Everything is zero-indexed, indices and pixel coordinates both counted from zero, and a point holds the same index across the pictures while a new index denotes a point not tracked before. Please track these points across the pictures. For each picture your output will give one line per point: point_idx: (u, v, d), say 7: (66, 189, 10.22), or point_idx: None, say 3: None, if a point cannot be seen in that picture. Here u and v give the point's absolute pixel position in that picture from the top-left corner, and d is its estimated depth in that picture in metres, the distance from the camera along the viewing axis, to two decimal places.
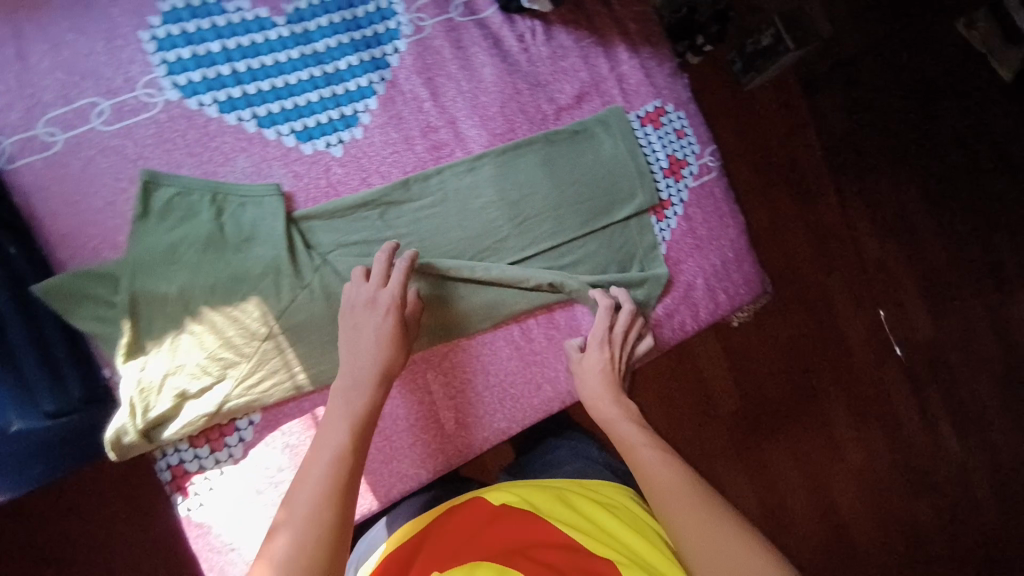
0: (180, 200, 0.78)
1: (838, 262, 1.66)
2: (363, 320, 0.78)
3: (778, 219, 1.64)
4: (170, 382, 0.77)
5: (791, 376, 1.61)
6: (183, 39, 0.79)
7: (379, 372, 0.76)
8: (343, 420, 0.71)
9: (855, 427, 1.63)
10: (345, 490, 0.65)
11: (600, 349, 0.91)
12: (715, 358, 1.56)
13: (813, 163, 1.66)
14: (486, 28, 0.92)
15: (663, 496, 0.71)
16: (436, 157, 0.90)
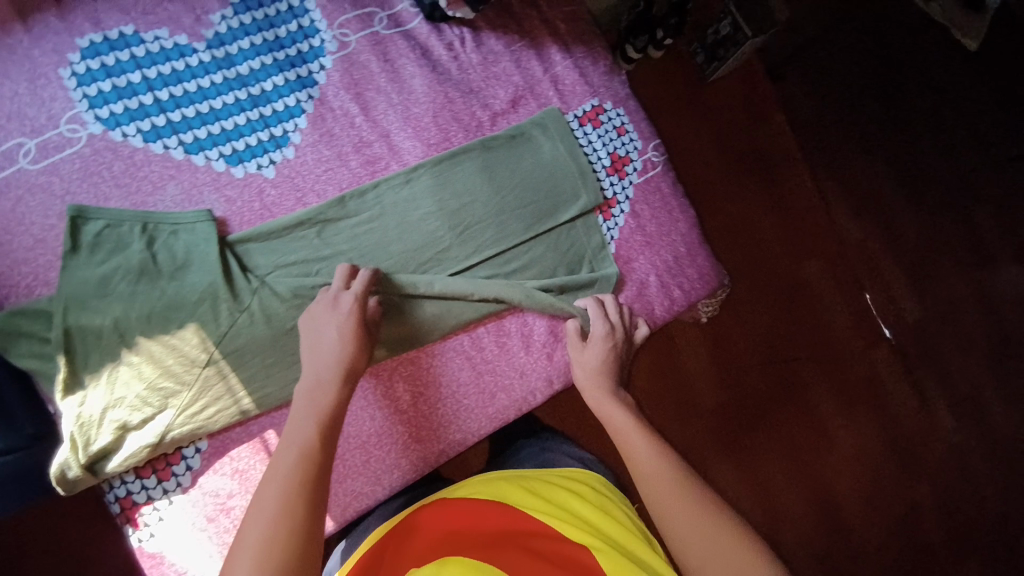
0: (110, 232, 0.78)
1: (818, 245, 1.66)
2: (324, 318, 0.77)
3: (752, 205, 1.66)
4: (111, 414, 0.77)
5: (775, 366, 1.59)
6: (103, 71, 0.79)
7: (344, 368, 0.72)
8: (310, 417, 0.67)
9: (846, 416, 1.60)
10: (314, 487, 0.60)
11: (603, 340, 0.90)
12: (697, 348, 1.56)
13: (784, 145, 1.69)
14: (413, 39, 0.93)
15: (657, 493, 0.67)
16: (372, 172, 0.90)
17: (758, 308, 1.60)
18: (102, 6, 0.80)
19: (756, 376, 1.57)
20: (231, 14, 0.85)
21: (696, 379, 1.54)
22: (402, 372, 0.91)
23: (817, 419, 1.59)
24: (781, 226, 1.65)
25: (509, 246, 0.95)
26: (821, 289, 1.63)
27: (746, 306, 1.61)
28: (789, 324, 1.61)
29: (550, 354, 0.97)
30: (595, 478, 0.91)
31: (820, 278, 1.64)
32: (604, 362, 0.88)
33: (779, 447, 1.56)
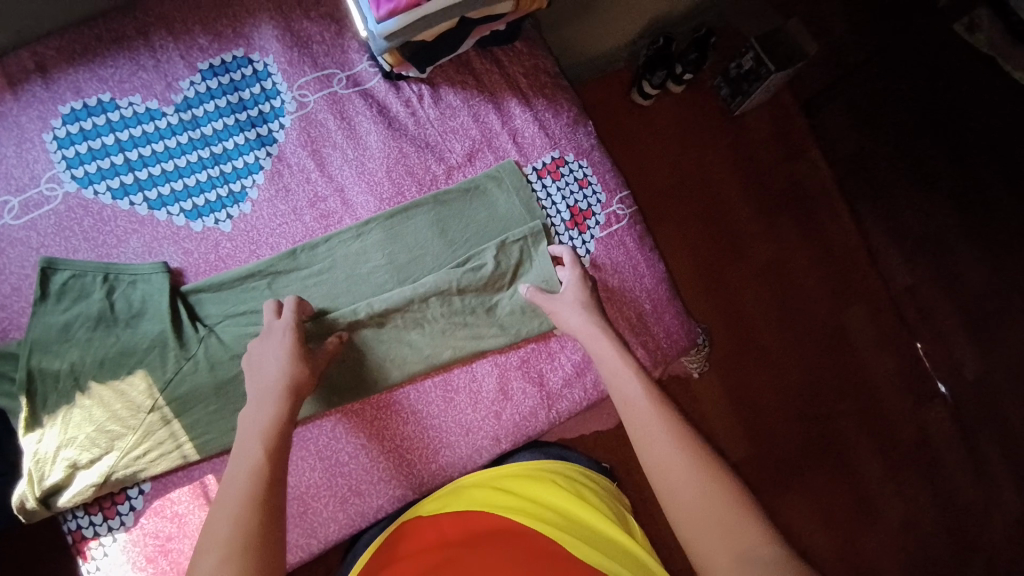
0: (75, 281, 0.83)
1: (862, 295, 1.64)
2: (265, 348, 0.80)
3: (784, 252, 1.64)
4: (63, 452, 0.82)
5: (807, 417, 1.56)
6: (81, 135, 0.87)
7: (286, 385, 0.75)
8: (256, 433, 0.69)
9: (893, 479, 1.56)
10: (267, 492, 0.62)
11: (581, 281, 0.91)
12: (718, 398, 1.54)
13: (824, 186, 1.68)
14: (371, 97, 0.96)
15: (668, 486, 0.64)
16: (325, 226, 0.93)
17: (790, 355, 1.59)
18: (82, 75, 0.88)
19: (785, 429, 1.55)
20: (200, 79, 0.91)
21: (715, 428, 1.52)
22: (344, 427, 0.91)
23: (859, 479, 1.55)
24: (821, 274, 1.64)
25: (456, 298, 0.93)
26: (862, 340, 1.62)
27: (774, 354, 1.59)
28: (832, 373, 1.59)
29: (498, 412, 0.95)
30: (577, 466, 0.93)
31: (865, 324, 1.63)
32: (585, 295, 0.90)
33: (806, 500, 1.52)
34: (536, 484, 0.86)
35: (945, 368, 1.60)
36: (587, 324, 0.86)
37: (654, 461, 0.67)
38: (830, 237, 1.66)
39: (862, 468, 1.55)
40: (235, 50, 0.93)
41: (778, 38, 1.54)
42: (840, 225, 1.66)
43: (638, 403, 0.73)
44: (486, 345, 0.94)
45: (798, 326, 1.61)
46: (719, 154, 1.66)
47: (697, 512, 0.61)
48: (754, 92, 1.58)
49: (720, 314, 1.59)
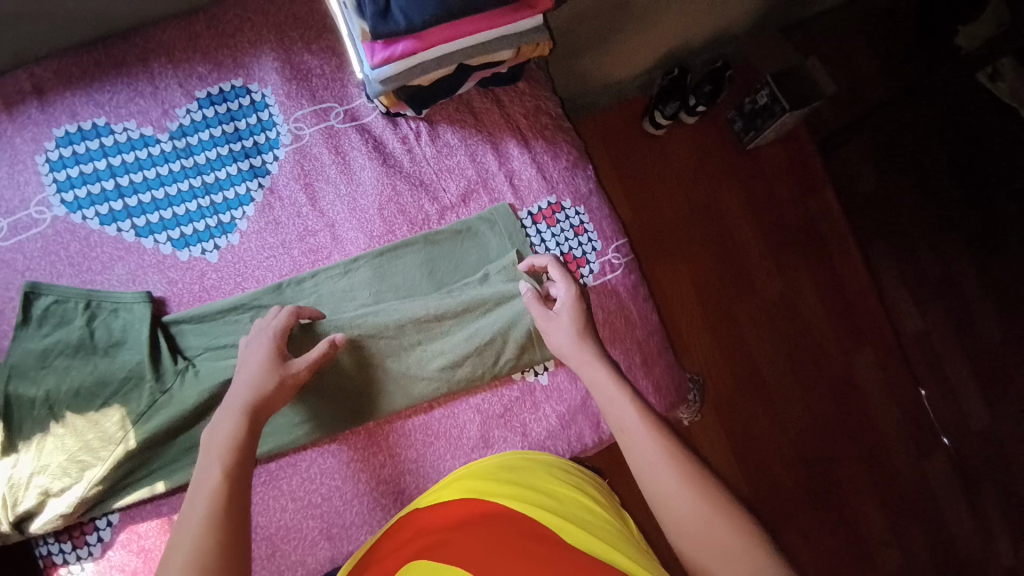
0: (57, 307, 0.83)
1: (871, 336, 1.60)
2: (246, 358, 0.79)
3: (791, 291, 1.60)
4: (36, 479, 0.80)
5: (805, 463, 1.52)
6: (74, 159, 0.87)
7: (248, 400, 0.73)
8: (217, 452, 0.67)
9: (891, 530, 1.52)
10: (229, 516, 0.60)
11: (575, 300, 0.87)
12: (715, 440, 1.51)
13: (836, 226, 1.64)
14: (367, 133, 0.95)
15: (667, 509, 0.65)
16: (313, 261, 0.92)
17: (793, 398, 1.55)
18: (78, 99, 0.88)
19: (783, 476, 1.51)
20: (196, 108, 0.91)
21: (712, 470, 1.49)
22: (319, 467, 0.89)
23: (855, 530, 1.51)
24: (830, 315, 1.60)
25: (436, 325, 0.91)
26: (873, 386, 1.58)
27: (775, 399, 1.54)
28: (835, 418, 1.55)
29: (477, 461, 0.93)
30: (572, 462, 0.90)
31: (870, 368, 1.59)
32: (579, 319, 0.86)
33: (805, 550, 1.48)
34: (536, 474, 0.82)
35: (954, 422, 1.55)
36: (580, 349, 0.83)
37: (653, 488, 0.67)
38: (841, 278, 1.62)
39: (862, 518, 1.51)
40: (234, 79, 0.92)
41: (796, 75, 1.51)
42: (851, 267, 1.63)
43: (634, 428, 0.72)
44: (462, 381, 0.92)
45: (801, 370, 1.57)
46: (729, 191, 1.63)
47: (697, 533, 0.62)
48: (768, 128, 1.54)
49: (721, 355, 1.55)
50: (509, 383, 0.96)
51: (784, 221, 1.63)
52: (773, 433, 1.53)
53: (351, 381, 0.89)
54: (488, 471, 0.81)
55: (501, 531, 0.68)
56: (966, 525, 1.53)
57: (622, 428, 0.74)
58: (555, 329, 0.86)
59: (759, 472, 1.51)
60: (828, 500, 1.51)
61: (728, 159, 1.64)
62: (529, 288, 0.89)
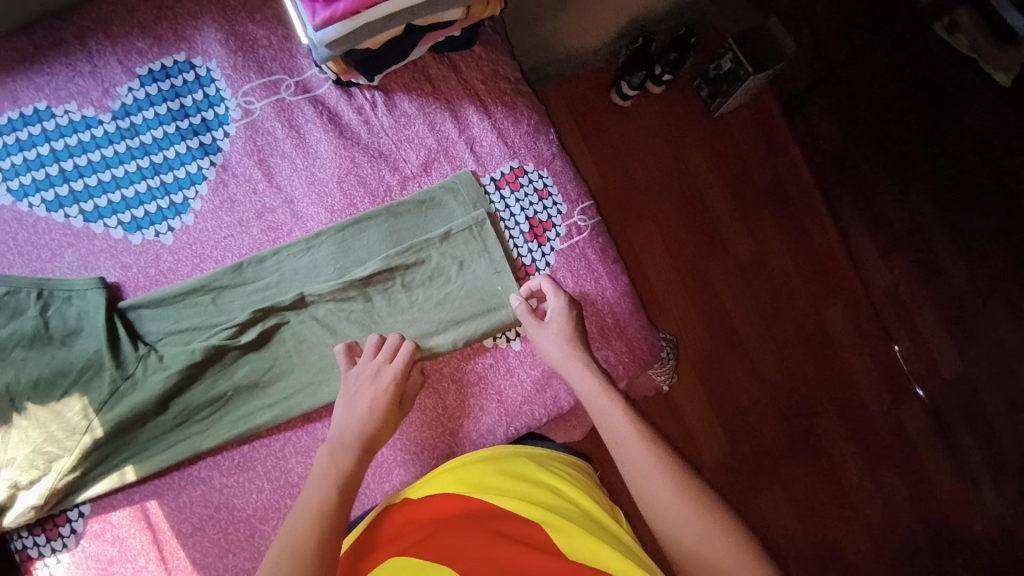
0: (8, 298, 0.80)
1: (843, 293, 1.63)
2: (362, 387, 0.82)
3: (764, 249, 1.62)
4: (3, 474, 0.78)
5: (784, 418, 1.56)
6: (16, 145, 0.84)
7: (363, 441, 0.77)
8: (327, 480, 0.71)
9: (871, 480, 1.57)
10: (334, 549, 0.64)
11: (566, 311, 0.89)
12: (696, 399, 1.53)
13: (802, 183, 1.65)
14: (321, 105, 0.92)
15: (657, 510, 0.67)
16: (273, 239, 0.90)
17: (769, 357, 1.57)
18: (18, 84, 0.85)
19: (765, 432, 1.54)
20: (139, 86, 0.87)
21: (694, 431, 1.51)
22: (292, 446, 0.87)
23: (836, 481, 1.55)
24: (800, 271, 1.62)
25: (402, 293, 0.90)
26: (842, 334, 1.61)
27: (753, 358, 1.57)
28: (812, 375, 1.59)
29: (454, 430, 0.93)
30: (565, 453, 0.89)
31: (844, 321, 1.62)
32: (570, 331, 0.87)
33: (788, 506, 1.52)
34: (531, 465, 0.82)
35: (922, 369, 1.59)
36: (570, 362, 0.84)
37: (650, 496, 0.68)
38: (809, 233, 1.64)
39: (840, 468, 1.56)
40: (176, 55, 0.88)
41: (759, 35, 1.51)
42: (822, 228, 1.65)
43: (625, 433, 0.75)
44: (432, 350, 0.90)
45: (776, 329, 1.59)
46: (698, 154, 1.63)
47: (695, 534, 0.63)
48: (734, 93, 1.54)
49: (696, 317, 1.56)
50: (481, 350, 0.95)
51: (753, 184, 1.64)
52: (752, 390, 1.55)
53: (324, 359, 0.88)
54: (483, 465, 0.81)
55: (487, 533, 0.68)
56: (944, 470, 1.57)
57: (614, 437, 0.75)
58: (543, 338, 0.87)
59: (738, 431, 1.53)
60: (809, 455, 1.55)
61: (694, 125, 1.64)
62: (519, 301, 0.91)
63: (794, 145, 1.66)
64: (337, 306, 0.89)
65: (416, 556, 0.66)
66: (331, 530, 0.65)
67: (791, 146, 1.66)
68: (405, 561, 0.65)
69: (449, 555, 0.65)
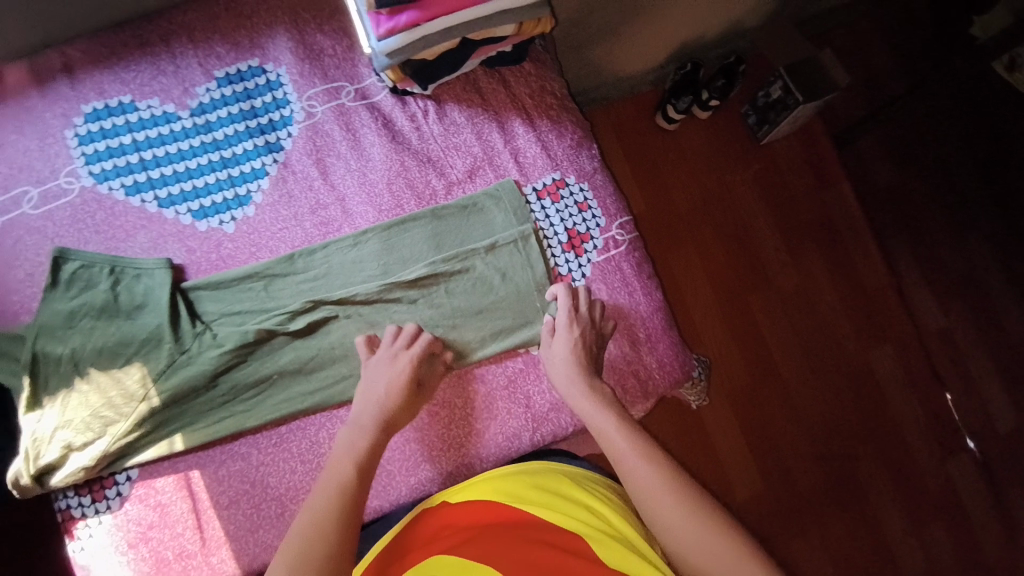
0: (84, 271, 0.87)
1: (891, 333, 1.57)
2: (378, 372, 0.87)
3: (808, 278, 1.59)
4: (60, 434, 0.84)
5: (821, 457, 1.50)
6: (101, 133, 0.92)
7: (378, 422, 0.81)
8: (347, 458, 0.76)
9: (915, 534, 1.48)
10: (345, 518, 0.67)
11: (570, 328, 0.91)
12: (728, 428, 1.50)
13: (851, 215, 1.61)
14: (377, 111, 0.98)
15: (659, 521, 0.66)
16: (323, 233, 0.95)
17: (807, 391, 1.53)
18: (106, 77, 0.94)
19: (800, 469, 1.49)
20: (215, 87, 0.95)
21: (724, 460, 1.48)
22: (326, 431, 0.91)
23: (876, 530, 1.48)
24: (845, 305, 1.58)
25: (443, 295, 0.94)
26: (888, 374, 1.55)
27: (790, 390, 1.53)
28: (855, 416, 1.53)
29: (481, 430, 0.95)
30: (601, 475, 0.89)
31: (892, 363, 1.56)
32: (575, 350, 0.89)
33: (824, 552, 1.46)
34: (566, 482, 0.83)
35: (975, 418, 1.54)
36: (573, 372, 0.87)
37: (651, 509, 0.67)
38: (856, 266, 1.60)
39: (881, 516, 1.48)
40: (250, 60, 0.96)
41: (809, 66, 1.49)
42: (871, 262, 1.60)
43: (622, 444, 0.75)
44: (479, 356, 0.94)
45: (815, 362, 1.55)
46: (741, 179, 1.62)
47: (697, 545, 0.62)
48: (781, 122, 1.54)
49: (731, 343, 1.54)
50: (513, 355, 0.97)
51: (797, 212, 1.61)
52: (787, 423, 1.51)
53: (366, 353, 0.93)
54: (517, 478, 0.84)
55: (522, 540, 0.70)
56: (994, 529, 1.49)
57: (611, 446, 0.76)
58: (553, 350, 0.91)
59: (771, 464, 1.49)
60: (849, 502, 1.48)
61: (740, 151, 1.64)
62: (547, 317, 0.95)
63: (844, 176, 1.63)
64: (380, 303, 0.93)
65: (456, 557, 0.69)
66: (348, 503, 0.69)
67: (842, 176, 1.63)
68: (444, 560, 0.69)
69: (484, 557, 0.67)
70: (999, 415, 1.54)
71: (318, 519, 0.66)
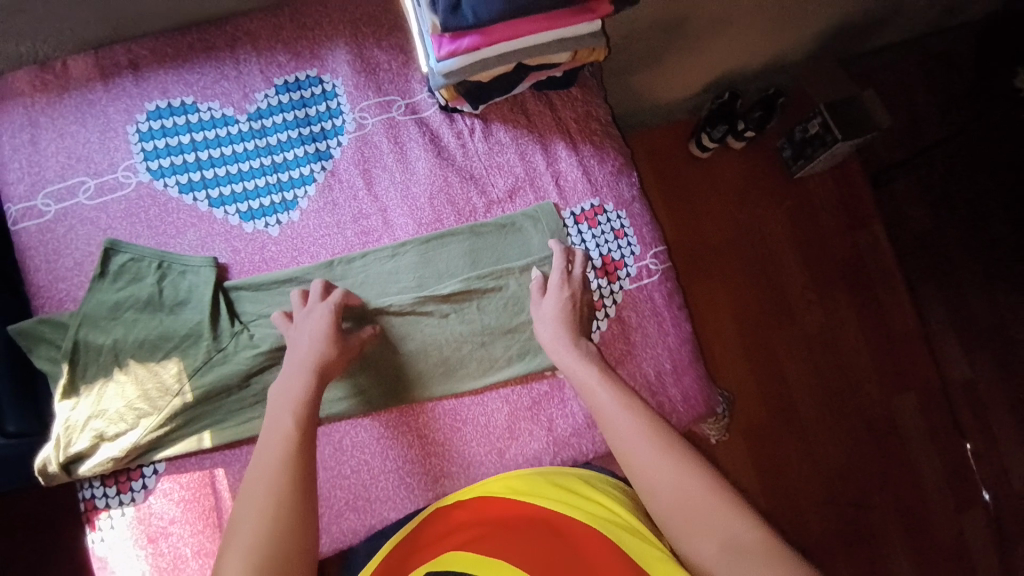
0: (132, 264, 0.90)
1: (916, 379, 1.54)
2: (304, 327, 0.86)
3: (835, 316, 1.56)
4: (92, 423, 0.87)
5: (835, 500, 1.47)
6: (161, 131, 0.96)
7: (313, 368, 0.82)
8: (287, 410, 0.77)
9: None
10: (300, 473, 0.70)
11: (560, 289, 0.93)
12: (743, 463, 1.47)
13: (884, 256, 1.59)
14: (425, 126, 1.00)
15: (649, 485, 0.68)
16: (363, 242, 0.97)
17: (826, 432, 1.50)
18: (170, 78, 0.97)
19: (812, 511, 1.46)
20: (273, 93, 0.98)
21: None
22: (350, 439, 0.92)
23: None
24: (871, 347, 1.55)
25: (475, 311, 0.95)
26: (911, 422, 1.52)
27: (810, 429, 1.50)
28: (873, 460, 1.49)
29: (502, 450, 0.94)
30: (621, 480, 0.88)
31: (915, 410, 1.53)
32: (563, 310, 0.91)
33: None
34: (580, 486, 0.83)
35: (992, 474, 1.50)
36: (558, 333, 0.89)
37: (633, 460, 0.71)
38: (886, 308, 1.57)
39: (893, 569, 1.44)
40: (309, 70, 0.99)
41: (853, 106, 1.48)
42: (901, 306, 1.57)
43: (607, 404, 0.78)
44: (505, 376, 0.95)
45: (837, 403, 1.52)
46: (775, 212, 1.60)
47: (671, 492, 0.66)
48: (819, 157, 1.51)
49: (754, 377, 1.52)
50: (540, 377, 0.97)
51: (828, 250, 1.59)
52: (803, 464, 1.48)
53: (397, 365, 0.94)
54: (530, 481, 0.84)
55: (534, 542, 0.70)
56: None
57: (596, 404, 0.79)
58: (542, 311, 0.92)
59: (784, 504, 1.46)
60: (860, 548, 1.45)
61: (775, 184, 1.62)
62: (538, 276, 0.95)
63: (880, 217, 1.60)
64: (412, 315, 0.94)
65: (471, 550, 0.69)
66: (297, 458, 0.71)
67: (878, 217, 1.60)
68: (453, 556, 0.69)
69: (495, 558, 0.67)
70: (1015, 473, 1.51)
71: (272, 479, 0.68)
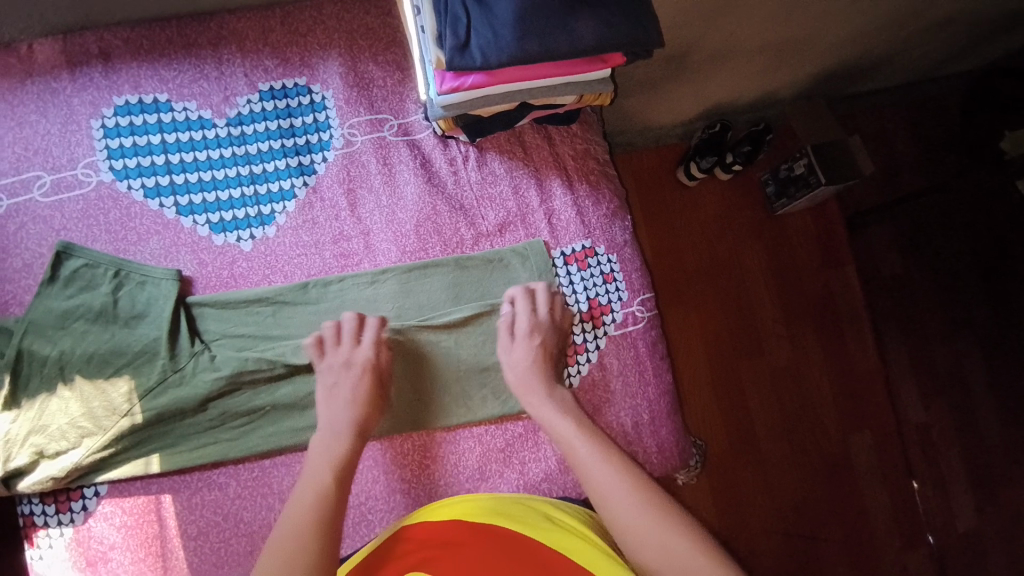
0: (86, 270, 0.83)
1: (872, 422, 1.57)
2: (341, 376, 0.85)
3: (802, 357, 1.58)
4: (31, 439, 0.80)
5: (791, 536, 1.49)
6: (129, 129, 0.88)
7: (353, 427, 0.81)
8: (324, 467, 0.77)
9: None
10: (330, 530, 0.70)
11: (532, 335, 0.89)
12: (701, 497, 1.48)
13: (853, 302, 1.61)
14: (417, 149, 0.96)
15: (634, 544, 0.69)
16: (342, 266, 0.92)
17: (787, 472, 1.52)
18: (143, 72, 0.90)
19: (768, 546, 1.47)
20: (256, 99, 0.92)
21: None
22: None
23: None
24: (834, 391, 1.57)
25: (453, 346, 0.92)
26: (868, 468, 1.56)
27: (772, 468, 1.51)
28: (824, 498, 1.52)
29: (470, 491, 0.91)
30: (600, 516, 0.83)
31: (869, 451, 1.56)
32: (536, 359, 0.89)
33: None
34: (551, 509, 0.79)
35: (940, 519, 1.54)
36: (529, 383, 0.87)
37: (617, 517, 0.71)
38: (851, 355, 1.59)
39: None
40: (298, 77, 0.94)
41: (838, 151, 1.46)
42: (863, 348, 1.59)
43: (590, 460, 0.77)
44: (478, 417, 0.92)
45: (800, 445, 1.54)
46: (758, 252, 1.60)
47: (659, 555, 0.67)
48: (800, 198, 1.51)
49: (722, 415, 1.53)
50: (514, 419, 0.94)
51: (806, 295, 1.60)
52: (763, 505, 1.49)
53: None
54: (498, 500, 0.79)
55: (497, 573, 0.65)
56: None
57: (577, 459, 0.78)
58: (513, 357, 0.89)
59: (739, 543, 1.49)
60: None
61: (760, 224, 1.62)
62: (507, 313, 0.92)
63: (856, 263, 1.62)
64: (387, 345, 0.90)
65: None
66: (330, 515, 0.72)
67: (848, 263, 1.62)
68: None
69: None
70: (962, 517, 1.54)
71: (302, 539, 0.68)
